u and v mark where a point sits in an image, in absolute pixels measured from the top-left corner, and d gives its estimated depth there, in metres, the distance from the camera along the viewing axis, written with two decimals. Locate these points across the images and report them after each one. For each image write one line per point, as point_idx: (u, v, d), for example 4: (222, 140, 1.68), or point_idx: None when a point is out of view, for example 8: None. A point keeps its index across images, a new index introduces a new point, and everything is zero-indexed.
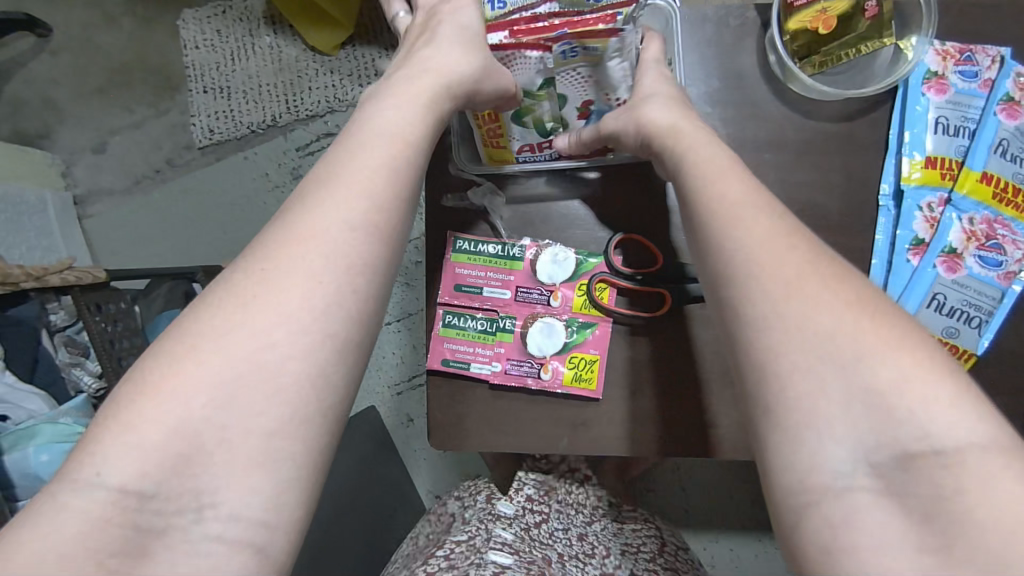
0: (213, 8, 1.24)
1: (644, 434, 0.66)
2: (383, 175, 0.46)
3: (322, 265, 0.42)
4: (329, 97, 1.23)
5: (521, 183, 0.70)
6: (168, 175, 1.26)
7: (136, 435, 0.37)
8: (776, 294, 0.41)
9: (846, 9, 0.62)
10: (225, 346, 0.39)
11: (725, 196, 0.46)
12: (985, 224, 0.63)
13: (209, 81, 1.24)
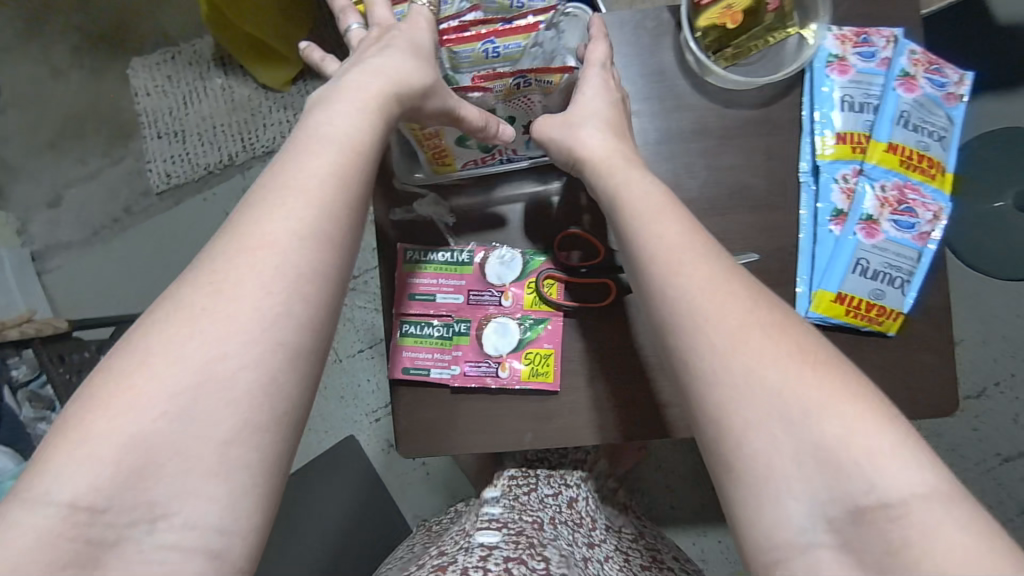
0: (162, 55, 1.25)
1: (606, 422, 0.68)
2: (337, 181, 0.44)
3: (277, 265, 0.41)
4: (283, 132, 1.25)
5: (466, 191, 0.71)
6: (127, 224, 1.26)
7: (86, 447, 0.35)
8: (723, 345, 0.41)
9: (752, 2, 0.63)
10: (171, 361, 0.37)
11: (659, 238, 0.47)
12: (897, 189, 0.65)
13: (163, 127, 1.25)
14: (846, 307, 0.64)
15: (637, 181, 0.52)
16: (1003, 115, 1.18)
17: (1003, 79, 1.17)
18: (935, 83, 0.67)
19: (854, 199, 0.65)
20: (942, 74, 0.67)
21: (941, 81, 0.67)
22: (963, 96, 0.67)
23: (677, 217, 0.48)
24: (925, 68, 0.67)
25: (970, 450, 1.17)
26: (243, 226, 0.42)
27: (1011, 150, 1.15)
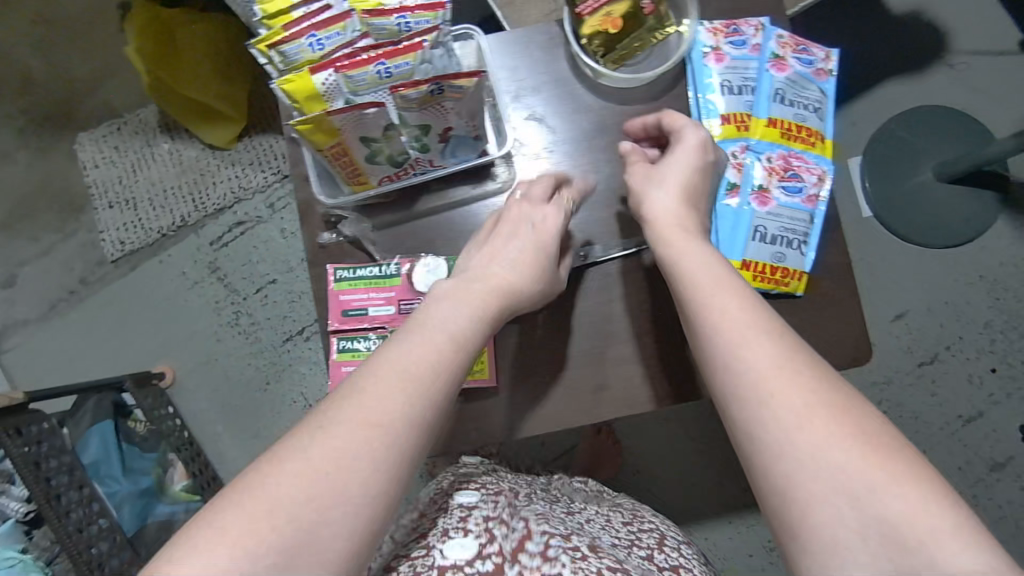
0: (108, 127, 1.28)
1: (545, 413, 0.68)
2: (446, 344, 0.50)
3: (383, 413, 0.45)
4: (233, 188, 1.27)
5: (389, 206, 0.64)
6: (84, 295, 1.26)
7: (208, 562, 0.38)
8: (790, 424, 0.44)
9: (629, 8, 0.65)
10: (289, 511, 0.41)
11: (726, 316, 0.50)
12: (782, 159, 0.68)
13: (113, 196, 1.27)
14: (751, 272, 0.67)
15: (699, 262, 0.55)
16: (909, 95, 1.26)
17: (903, 64, 1.26)
18: (806, 61, 0.69)
19: (747, 173, 0.68)
20: (811, 51, 0.69)
21: (811, 58, 0.70)
22: (831, 71, 0.70)
23: (738, 301, 0.51)
24: (794, 48, 0.69)
25: (929, 413, 1.20)
26: (363, 397, 0.46)
27: (918, 127, 1.23)
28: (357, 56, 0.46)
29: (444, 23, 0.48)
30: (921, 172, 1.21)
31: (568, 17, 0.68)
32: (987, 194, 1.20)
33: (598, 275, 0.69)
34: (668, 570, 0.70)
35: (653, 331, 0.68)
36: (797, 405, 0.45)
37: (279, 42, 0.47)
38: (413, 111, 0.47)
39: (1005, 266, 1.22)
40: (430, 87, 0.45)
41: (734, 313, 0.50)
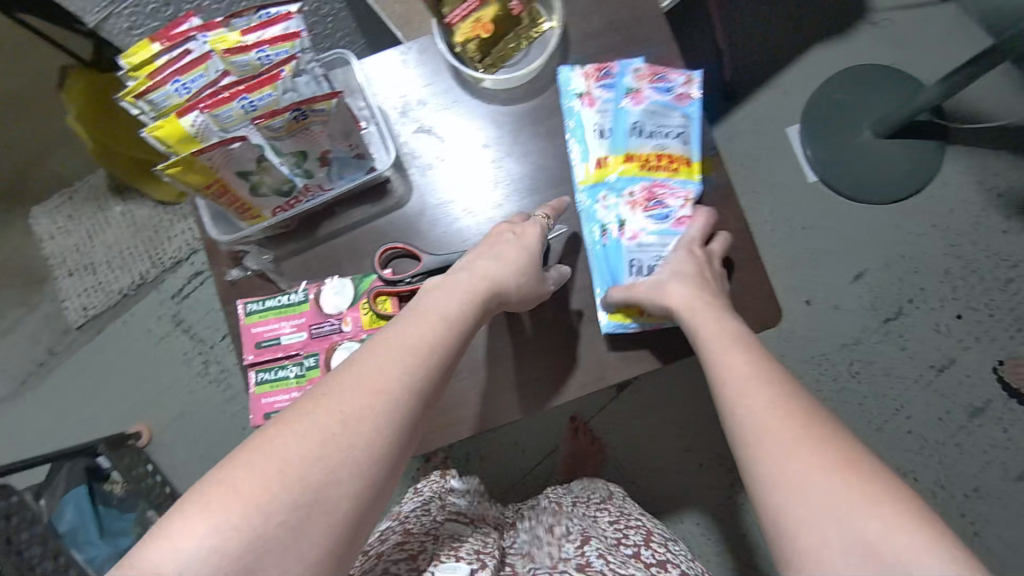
0: (60, 198, 1.30)
1: (472, 415, 0.67)
2: (447, 328, 0.51)
3: (391, 398, 0.45)
4: (188, 240, 1.29)
5: (293, 236, 0.66)
6: (54, 364, 1.28)
7: (206, 520, 0.38)
8: (781, 455, 0.45)
9: (499, 12, 0.64)
10: (299, 471, 0.40)
11: (725, 355, 0.53)
12: (646, 189, 0.66)
13: (72, 264, 1.28)
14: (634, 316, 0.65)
15: (711, 322, 0.56)
16: (837, 57, 1.27)
17: (827, 28, 1.28)
18: (662, 89, 0.66)
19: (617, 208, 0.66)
20: (668, 77, 0.66)
21: (668, 85, 0.66)
22: (693, 93, 0.66)
23: (736, 347, 0.53)
24: (650, 79, 0.66)
25: (903, 368, 1.20)
26: (368, 366, 0.46)
27: (850, 88, 1.24)
28: (219, 95, 0.48)
29: (302, 51, 0.51)
30: (860, 131, 1.22)
31: (437, 28, 0.66)
32: (926, 143, 1.21)
33: None
34: (656, 565, 0.67)
35: (569, 320, 0.68)
36: (776, 422, 0.46)
37: (145, 92, 0.50)
38: (282, 139, 0.51)
39: (956, 211, 1.22)
40: (292, 114, 0.49)
41: (732, 353, 0.53)
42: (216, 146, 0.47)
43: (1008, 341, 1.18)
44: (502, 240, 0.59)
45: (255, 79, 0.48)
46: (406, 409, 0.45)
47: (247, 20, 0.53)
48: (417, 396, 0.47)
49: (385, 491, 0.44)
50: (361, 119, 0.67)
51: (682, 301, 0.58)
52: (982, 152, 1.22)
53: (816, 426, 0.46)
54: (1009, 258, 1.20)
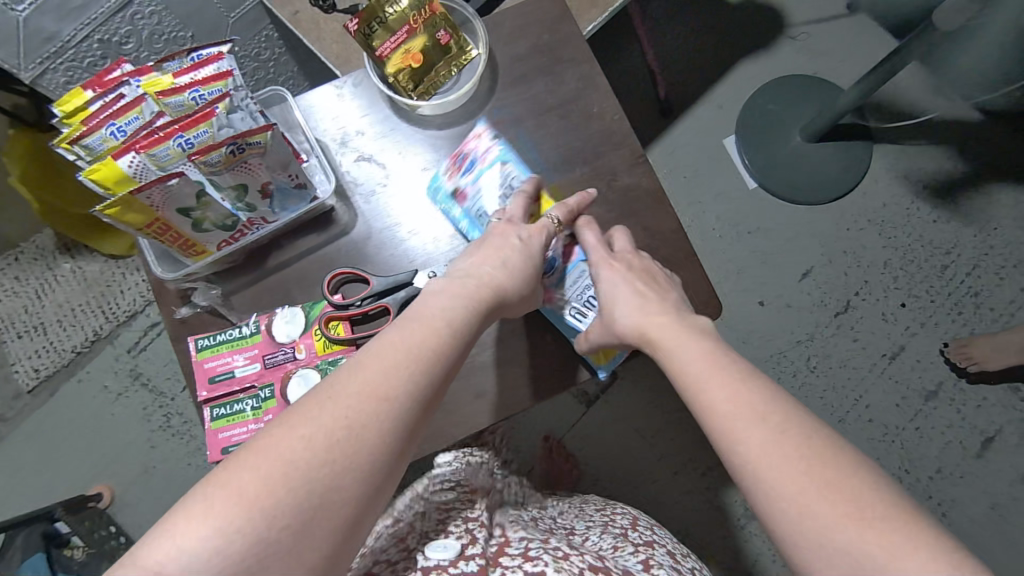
0: (5, 259, 1.27)
1: (432, 432, 0.68)
2: (452, 333, 0.51)
3: (397, 404, 0.45)
4: (142, 292, 1.27)
5: (241, 270, 0.67)
6: (5, 432, 1.23)
7: (209, 522, 0.38)
8: (790, 498, 0.42)
9: (425, 44, 0.67)
10: (304, 477, 0.40)
11: (687, 367, 0.53)
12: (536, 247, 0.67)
13: (21, 326, 1.25)
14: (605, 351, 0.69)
15: (696, 347, 0.54)
16: (763, 70, 1.35)
17: (751, 45, 1.36)
18: (469, 163, 0.67)
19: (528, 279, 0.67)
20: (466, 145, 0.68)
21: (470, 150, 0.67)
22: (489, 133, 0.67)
23: (697, 354, 0.53)
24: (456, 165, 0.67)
25: (856, 358, 1.24)
26: (376, 371, 0.46)
27: (777, 98, 1.31)
28: (156, 134, 0.50)
29: (235, 89, 0.54)
30: (791, 137, 1.29)
31: (369, 62, 0.69)
32: (852, 144, 1.29)
33: None
34: (643, 545, 0.67)
35: (521, 330, 0.70)
36: (741, 435, 0.46)
37: (79, 137, 0.51)
38: (220, 172, 0.53)
39: (888, 205, 1.29)
40: (228, 148, 0.51)
41: (693, 363, 0.52)
42: (154, 184, 0.49)
43: (951, 324, 1.24)
44: (504, 241, 0.60)
45: (191, 115, 0.51)
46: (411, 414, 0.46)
47: (178, 63, 0.55)
48: (422, 401, 0.47)
49: (383, 498, 0.45)
50: (303, 153, 0.69)
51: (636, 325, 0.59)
52: (905, 149, 1.30)
53: (829, 455, 0.43)
54: (942, 246, 1.27)
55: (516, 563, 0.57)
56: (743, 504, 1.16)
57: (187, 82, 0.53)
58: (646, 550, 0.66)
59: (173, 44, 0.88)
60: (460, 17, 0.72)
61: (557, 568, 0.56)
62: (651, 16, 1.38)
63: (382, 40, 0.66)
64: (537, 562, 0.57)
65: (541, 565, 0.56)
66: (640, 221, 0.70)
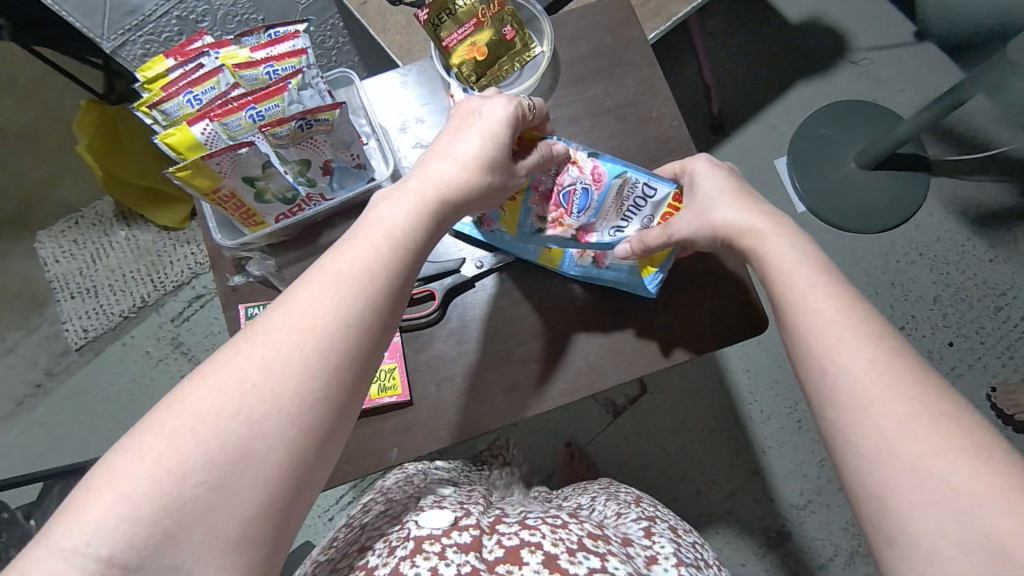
0: (65, 222, 1.32)
1: (462, 418, 0.68)
2: (393, 249, 0.46)
3: (321, 332, 0.41)
4: (190, 264, 1.31)
5: (296, 245, 0.68)
6: (51, 386, 1.28)
7: (114, 492, 0.35)
8: (891, 423, 0.38)
9: (491, 37, 0.69)
10: (218, 427, 0.37)
11: (788, 274, 0.48)
12: (557, 183, 0.64)
13: (74, 287, 1.30)
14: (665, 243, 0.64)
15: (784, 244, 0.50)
16: (821, 93, 1.33)
17: (810, 67, 1.34)
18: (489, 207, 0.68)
19: (562, 217, 0.65)
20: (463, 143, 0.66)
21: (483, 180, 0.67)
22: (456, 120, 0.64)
23: (802, 262, 0.48)
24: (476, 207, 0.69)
25: None
26: (298, 301, 0.42)
27: (835, 123, 1.29)
28: (230, 105, 0.54)
29: (307, 66, 0.57)
30: (846, 163, 1.26)
31: (435, 51, 0.71)
32: (909, 174, 1.25)
33: (499, 282, 0.72)
34: (645, 518, 0.63)
35: (558, 327, 0.70)
36: (847, 349, 0.41)
37: (159, 102, 0.54)
38: (286, 144, 0.55)
39: (942, 240, 1.25)
40: (297, 123, 0.54)
41: (797, 273, 0.47)
42: (219, 153, 0.52)
43: (999, 369, 1.19)
44: (463, 143, 0.55)
45: (265, 89, 0.54)
46: (343, 343, 0.41)
47: (255, 39, 0.59)
48: (360, 329, 0.42)
49: (335, 439, 0.41)
50: (363, 135, 0.69)
51: (750, 217, 0.54)
52: (964, 184, 1.26)
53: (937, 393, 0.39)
54: (995, 287, 1.23)
55: (514, 531, 0.54)
56: (766, 531, 1.13)
57: (262, 58, 0.56)
58: (648, 520, 0.62)
59: (246, 25, 0.90)
60: (528, 14, 0.75)
61: (556, 540, 0.52)
62: (711, 31, 1.37)
63: (450, 31, 0.68)
64: (536, 532, 0.53)
65: (540, 536, 0.53)
66: None
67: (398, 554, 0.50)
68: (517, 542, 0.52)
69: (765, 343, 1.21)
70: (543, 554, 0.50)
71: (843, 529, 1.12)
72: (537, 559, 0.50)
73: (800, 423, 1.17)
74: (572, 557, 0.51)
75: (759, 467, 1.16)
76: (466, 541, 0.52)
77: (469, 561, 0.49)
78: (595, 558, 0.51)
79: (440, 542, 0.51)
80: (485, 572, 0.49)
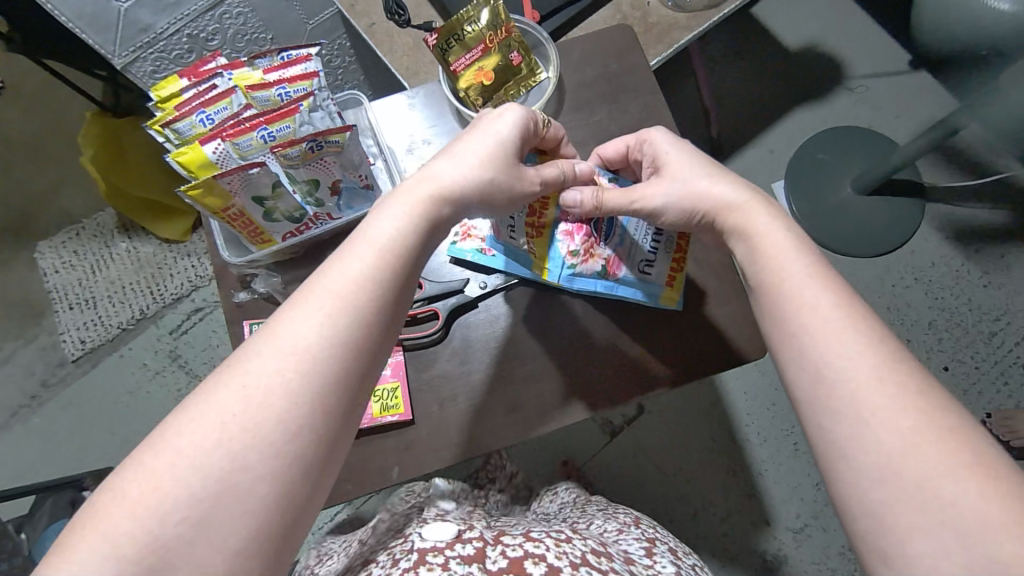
0: (66, 233, 1.32)
1: (464, 437, 0.68)
2: (386, 268, 0.46)
3: (307, 356, 0.41)
4: (190, 277, 1.31)
5: (300, 263, 0.68)
6: (46, 398, 1.27)
7: (98, 534, 0.35)
8: (893, 439, 0.38)
9: (499, 63, 0.71)
10: (199, 461, 0.37)
11: (779, 275, 0.47)
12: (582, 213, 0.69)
13: (73, 298, 1.30)
14: (677, 249, 0.69)
15: (772, 231, 0.50)
16: (817, 119, 1.35)
17: (807, 94, 1.36)
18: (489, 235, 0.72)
19: (592, 245, 0.69)
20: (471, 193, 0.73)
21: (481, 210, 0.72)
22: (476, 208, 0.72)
23: (788, 252, 0.48)
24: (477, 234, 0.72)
25: None
26: (281, 327, 0.42)
27: (832, 148, 1.31)
28: (242, 127, 0.55)
29: (319, 89, 0.58)
30: (843, 187, 1.28)
31: (443, 75, 0.72)
32: (905, 200, 1.27)
33: (502, 301, 0.73)
34: (645, 540, 0.63)
35: (561, 347, 0.71)
36: (846, 356, 0.41)
37: (171, 121, 0.55)
38: (295, 164, 0.56)
39: (937, 265, 1.26)
40: (307, 145, 0.54)
41: (791, 277, 0.47)
42: (233, 173, 0.53)
43: (994, 394, 1.20)
44: (456, 152, 0.55)
45: (276, 110, 0.55)
46: (326, 368, 0.41)
47: (268, 61, 0.60)
48: (344, 351, 0.42)
49: (324, 466, 0.41)
50: (372, 156, 0.71)
51: (742, 196, 0.54)
52: (958, 211, 1.28)
53: (940, 411, 0.39)
54: (990, 312, 1.24)
55: (518, 543, 0.54)
56: (764, 554, 1.13)
57: (275, 81, 0.57)
58: (648, 542, 0.62)
59: (254, 44, 0.92)
60: (533, 40, 0.76)
61: (560, 553, 0.52)
62: (710, 56, 1.39)
63: (457, 56, 0.70)
64: (540, 544, 0.53)
65: (543, 548, 0.53)
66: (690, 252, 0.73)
67: (402, 567, 0.50)
68: (521, 553, 0.52)
69: (762, 366, 1.22)
70: (547, 565, 0.51)
71: (840, 553, 1.12)
72: (540, 569, 0.50)
73: (797, 445, 1.18)
74: (574, 572, 0.51)
75: (755, 489, 1.16)
76: (469, 552, 0.52)
77: (472, 572, 0.49)
78: (597, 573, 0.51)
79: (443, 554, 0.51)
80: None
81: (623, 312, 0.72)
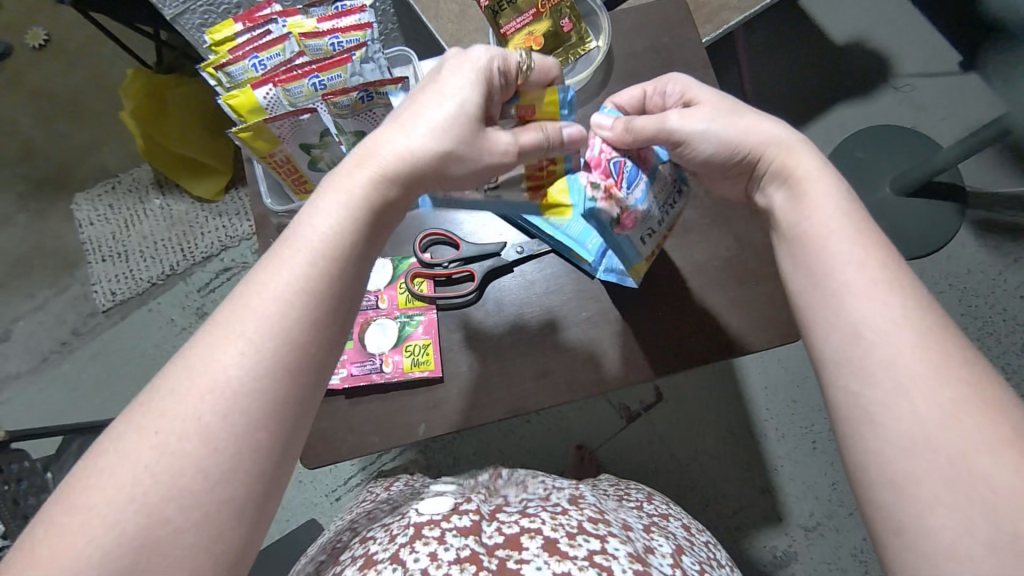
0: (102, 186, 1.34)
1: (489, 399, 0.69)
2: (322, 281, 0.44)
3: (231, 390, 0.39)
4: (220, 237, 1.33)
5: None
6: (75, 345, 1.30)
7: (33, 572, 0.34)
8: (933, 426, 0.37)
9: (550, 28, 0.69)
10: (116, 519, 0.36)
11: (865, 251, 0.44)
12: (604, 151, 0.57)
13: (106, 251, 1.32)
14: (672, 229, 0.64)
15: (814, 180, 0.49)
16: (861, 115, 1.32)
17: (852, 89, 1.33)
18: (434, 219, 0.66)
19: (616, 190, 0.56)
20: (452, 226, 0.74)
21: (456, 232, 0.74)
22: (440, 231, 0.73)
23: (837, 201, 0.48)
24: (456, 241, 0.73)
25: None
26: (199, 354, 0.41)
27: (872, 145, 1.28)
28: (294, 72, 0.56)
29: (372, 40, 0.58)
30: (882, 186, 1.25)
31: (493, 35, 0.72)
32: (944, 203, 1.24)
33: (536, 266, 0.73)
34: (657, 516, 0.63)
35: (594, 316, 0.71)
36: (915, 336, 0.40)
37: (225, 63, 0.57)
38: (344, 112, 0.56)
39: (973, 272, 1.23)
40: (357, 94, 0.55)
41: (851, 252, 0.45)
42: (280, 116, 0.55)
43: None
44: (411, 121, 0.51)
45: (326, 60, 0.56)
46: (250, 403, 0.40)
47: (323, 10, 0.61)
48: (270, 383, 0.41)
49: (266, 497, 0.40)
50: None
51: (783, 133, 0.52)
52: (998, 216, 1.25)
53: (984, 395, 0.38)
54: None
55: (513, 519, 0.54)
56: (773, 551, 1.12)
57: (329, 29, 0.58)
58: (660, 518, 0.63)
59: None
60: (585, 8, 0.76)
61: (556, 525, 0.52)
62: (754, 46, 1.37)
63: (508, 19, 0.69)
64: (535, 519, 0.53)
65: (539, 522, 0.53)
66: (731, 230, 0.72)
67: (398, 541, 0.50)
68: (517, 530, 0.52)
69: (784, 362, 1.21)
70: (542, 538, 0.51)
71: (852, 554, 1.11)
72: (536, 544, 0.50)
73: (816, 443, 1.17)
74: (571, 540, 0.51)
75: (770, 486, 1.15)
76: (466, 524, 0.52)
77: (470, 545, 0.50)
78: (594, 539, 0.51)
79: (439, 527, 0.51)
80: (485, 555, 0.49)
81: (659, 286, 0.71)
